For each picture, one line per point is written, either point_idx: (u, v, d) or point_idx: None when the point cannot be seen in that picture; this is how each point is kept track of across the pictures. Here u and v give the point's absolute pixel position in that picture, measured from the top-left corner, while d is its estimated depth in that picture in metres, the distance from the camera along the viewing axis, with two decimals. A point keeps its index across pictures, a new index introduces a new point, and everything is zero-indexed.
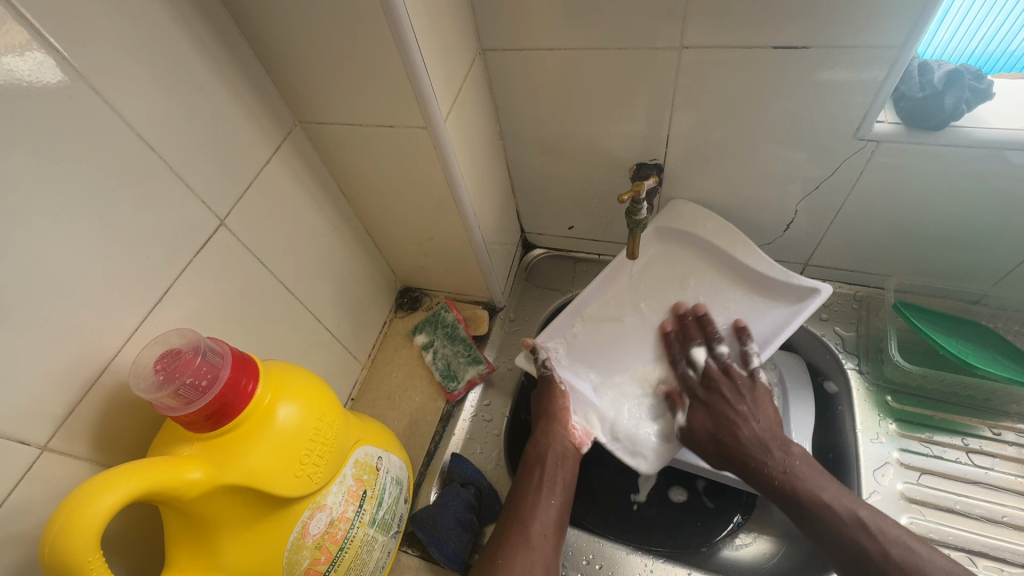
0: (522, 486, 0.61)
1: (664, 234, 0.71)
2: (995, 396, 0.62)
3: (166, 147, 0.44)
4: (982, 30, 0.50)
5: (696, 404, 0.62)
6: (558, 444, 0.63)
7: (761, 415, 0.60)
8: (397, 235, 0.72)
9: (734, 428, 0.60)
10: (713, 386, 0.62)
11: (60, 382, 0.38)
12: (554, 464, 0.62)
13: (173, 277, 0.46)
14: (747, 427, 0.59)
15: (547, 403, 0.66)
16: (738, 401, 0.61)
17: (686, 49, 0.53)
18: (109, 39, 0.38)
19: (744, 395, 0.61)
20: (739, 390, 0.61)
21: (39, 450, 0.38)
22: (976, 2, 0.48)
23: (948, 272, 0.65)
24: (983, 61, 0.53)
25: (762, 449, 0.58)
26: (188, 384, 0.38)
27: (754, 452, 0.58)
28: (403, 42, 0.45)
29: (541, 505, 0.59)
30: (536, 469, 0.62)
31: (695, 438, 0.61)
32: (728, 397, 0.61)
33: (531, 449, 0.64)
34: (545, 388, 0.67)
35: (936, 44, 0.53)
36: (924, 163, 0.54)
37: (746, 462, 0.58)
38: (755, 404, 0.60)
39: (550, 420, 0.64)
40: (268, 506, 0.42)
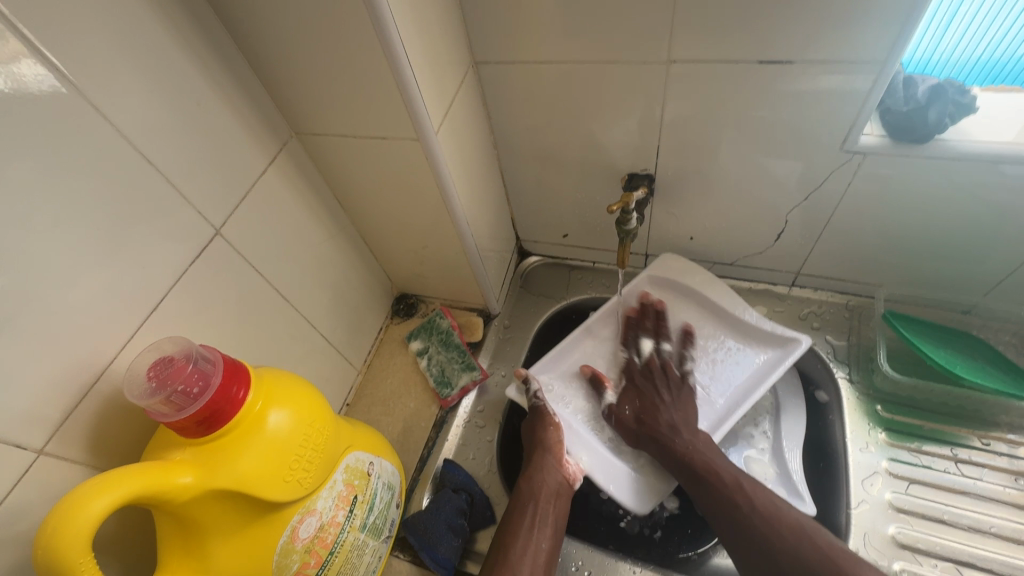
0: (513, 524, 0.59)
1: (656, 283, 0.76)
2: (984, 406, 0.62)
3: (164, 158, 0.45)
4: (988, 36, 0.49)
5: (630, 391, 0.69)
6: (553, 480, 0.62)
7: (684, 404, 0.65)
8: (392, 243, 0.73)
9: (654, 412, 0.65)
10: (650, 374, 0.69)
11: (57, 387, 0.40)
12: (545, 501, 0.60)
13: (169, 285, 0.47)
14: (666, 412, 0.64)
15: (542, 435, 0.65)
16: (665, 391, 0.67)
17: (674, 63, 0.54)
18: (108, 55, 0.40)
19: (671, 388, 0.67)
20: (668, 382, 0.68)
21: (34, 454, 0.39)
22: (983, 9, 0.46)
23: (938, 282, 0.65)
24: (989, 66, 0.52)
25: (671, 429, 0.63)
26: (180, 391, 0.39)
27: (665, 435, 0.63)
28: (394, 57, 0.46)
29: (530, 546, 0.57)
30: (528, 506, 0.60)
31: (620, 417, 0.67)
32: (659, 387, 0.67)
33: (525, 483, 0.62)
34: (539, 420, 0.67)
35: (941, 49, 0.52)
36: (911, 174, 0.55)
37: (656, 437, 0.63)
38: (677, 396, 0.66)
39: (544, 451, 0.64)
40: (257, 511, 0.42)
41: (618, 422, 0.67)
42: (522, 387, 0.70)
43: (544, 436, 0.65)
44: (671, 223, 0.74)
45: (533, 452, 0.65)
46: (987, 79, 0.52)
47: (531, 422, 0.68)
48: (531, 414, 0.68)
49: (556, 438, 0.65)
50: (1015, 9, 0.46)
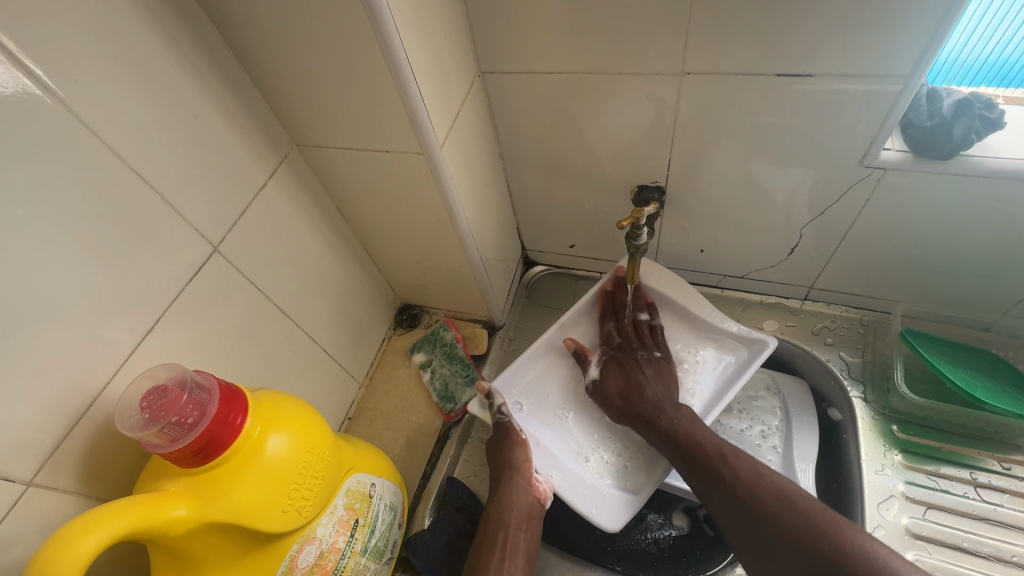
0: (485, 553, 0.56)
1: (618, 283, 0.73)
2: (1005, 429, 0.60)
3: (160, 176, 0.44)
4: (997, 35, 0.47)
5: (610, 364, 0.67)
6: (523, 501, 0.60)
7: (665, 383, 0.63)
8: (395, 254, 0.71)
9: (638, 389, 0.63)
10: (627, 344, 0.67)
11: (47, 416, 0.38)
12: (517, 524, 0.58)
13: (165, 305, 0.46)
14: (651, 389, 0.62)
15: (508, 458, 0.63)
16: (644, 364, 0.65)
17: (687, 74, 0.52)
18: (102, 72, 0.38)
19: (652, 362, 0.65)
20: (648, 359, 0.65)
21: (23, 486, 0.37)
22: (991, 7, 0.45)
23: (958, 298, 0.64)
24: (998, 66, 0.50)
25: (657, 407, 0.61)
26: (174, 422, 0.38)
27: (650, 412, 0.61)
28: (399, 70, 0.45)
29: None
30: (500, 533, 0.58)
31: (603, 394, 0.65)
32: (637, 359, 0.65)
33: (495, 508, 0.59)
34: (505, 441, 0.64)
35: (949, 49, 0.50)
36: (933, 190, 0.53)
37: (643, 415, 0.61)
38: (659, 369, 0.64)
39: (514, 475, 0.61)
40: (255, 542, 0.41)
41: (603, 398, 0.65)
42: (484, 403, 0.68)
43: (510, 457, 0.63)
44: (681, 235, 0.72)
45: (499, 476, 0.62)
46: (996, 79, 0.51)
47: (494, 442, 0.66)
48: (494, 434, 0.66)
49: (526, 457, 0.63)
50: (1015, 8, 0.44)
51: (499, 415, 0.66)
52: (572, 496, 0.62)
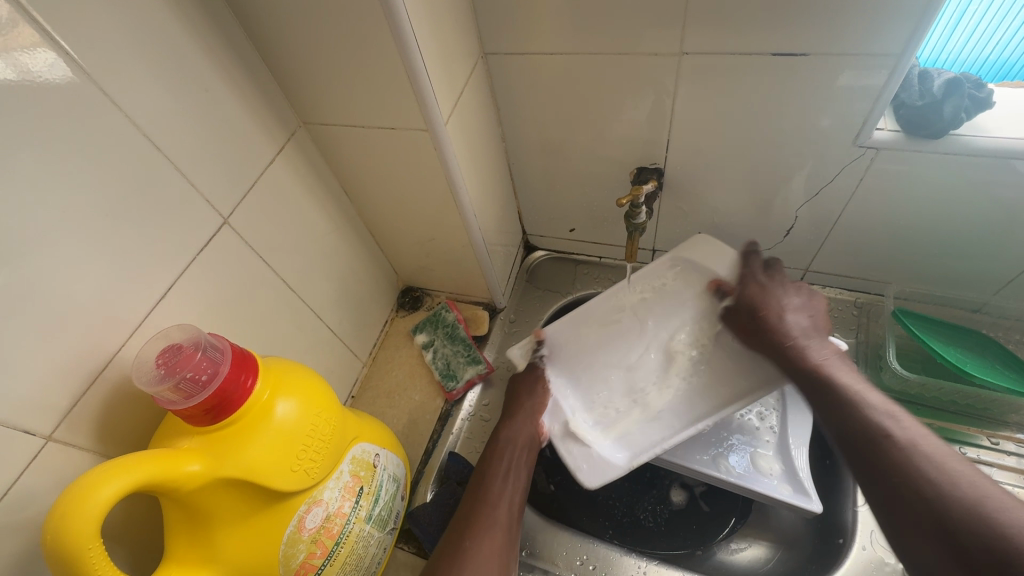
0: (493, 463, 0.60)
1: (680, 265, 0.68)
2: (994, 406, 0.62)
3: (172, 147, 0.45)
4: (997, 35, 0.49)
5: (750, 289, 0.63)
6: (529, 430, 0.62)
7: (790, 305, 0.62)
8: (398, 235, 0.73)
9: (780, 314, 0.61)
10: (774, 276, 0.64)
11: (64, 375, 0.39)
12: (522, 451, 0.61)
13: (177, 274, 0.47)
14: (794, 316, 0.61)
15: (522, 398, 0.65)
16: (793, 292, 0.63)
17: (686, 55, 0.54)
18: (118, 43, 0.39)
19: (786, 290, 0.63)
20: (785, 287, 0.64)
21: (43, 440, 0.39)
22: (989, 10, 0.47)
23: (950, 279, 0.65)
24: (997, 67, 0.52)
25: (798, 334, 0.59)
26: (189, 378, 0.39)
27: (799, 339, 0.58)
28: (405, 48, 0.46)
29: (507, 492, 0.57)
30: (506, 455, 0.60)
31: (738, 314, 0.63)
32: (783, 290, 0.63)
33: (504, 433, 0.62)
34: (525, 379, 0.67)
35: (949, 50, 0.53)
36: (925, 170, 0.54)
37: (774, 334, 0.60)
38: (804, 300, 0.63)
39: (528, 411, 0.64)
40: (263, 500, 0.42)
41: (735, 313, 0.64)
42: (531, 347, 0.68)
43: (522, 397, 0.65)
44: (678, 218, 0.73)
45: (512, 408, 0.65)
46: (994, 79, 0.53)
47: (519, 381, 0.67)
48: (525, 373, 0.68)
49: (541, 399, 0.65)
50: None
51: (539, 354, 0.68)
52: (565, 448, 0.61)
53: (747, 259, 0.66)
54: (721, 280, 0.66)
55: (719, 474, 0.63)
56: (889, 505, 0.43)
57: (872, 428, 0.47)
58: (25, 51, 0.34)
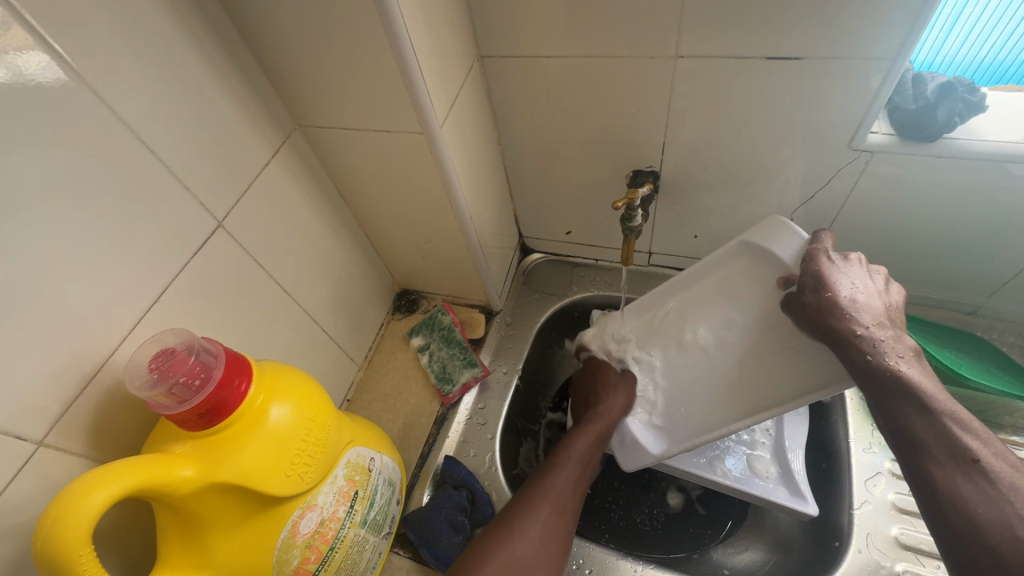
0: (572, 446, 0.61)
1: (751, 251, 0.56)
2: (989, 408, 0.62)
3: (166, 150, 0.45)
4: (992, 38, 0.50)
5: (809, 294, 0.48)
6: (613, 417, 0.64)
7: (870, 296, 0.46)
8: (394, 238, 0.73)
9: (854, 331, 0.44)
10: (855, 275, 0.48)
11: (56, 379, 0.39)
12: (592, 450, 0.61)
13: (170, 277, 0.47)
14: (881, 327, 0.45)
15: (610, 398, 0.65)
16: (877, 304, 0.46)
17: (681, 58, 0.54)
18: (111, 45, 0.39)
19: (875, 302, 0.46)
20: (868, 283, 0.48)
21: (34, 446, 0.38)
22: (986, 11, 0.47)
23: (946, 282, 0.65)
24: (990, 70, 0.52)
25: (866, 335, 0.44)
26: (182, 383, 0.39)
27: (861, 338, 0.43)
28: (400, 51, 0.46)
29: (572, 474, 0.58)
30: (581, 447, 0.61)
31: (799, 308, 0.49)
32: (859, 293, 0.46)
33: (585, 429, 0.62)
34: (610, 382, 0.67)
35: (944, 53, 0.53)
36: (920, 174, 0.54)
37: (847, 343, 0.44)
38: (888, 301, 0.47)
39: (608, 412, 0.64)
40: (257, 505, 0.42)
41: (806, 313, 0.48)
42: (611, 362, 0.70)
43: (607, 398, 0.65)
44: (675, 221, 0.73)
45: (593, 408, 0.65)
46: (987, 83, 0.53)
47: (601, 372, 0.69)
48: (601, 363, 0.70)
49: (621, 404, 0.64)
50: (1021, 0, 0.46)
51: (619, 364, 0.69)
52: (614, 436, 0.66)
53: (814, 245, 0.50)
54: (790, 272, 0.52)
55: (716, 477, 0.63)
56: (957, 538, 0.36)
57: (950, 448, 0.39)
58: (18, 51, 0.34)
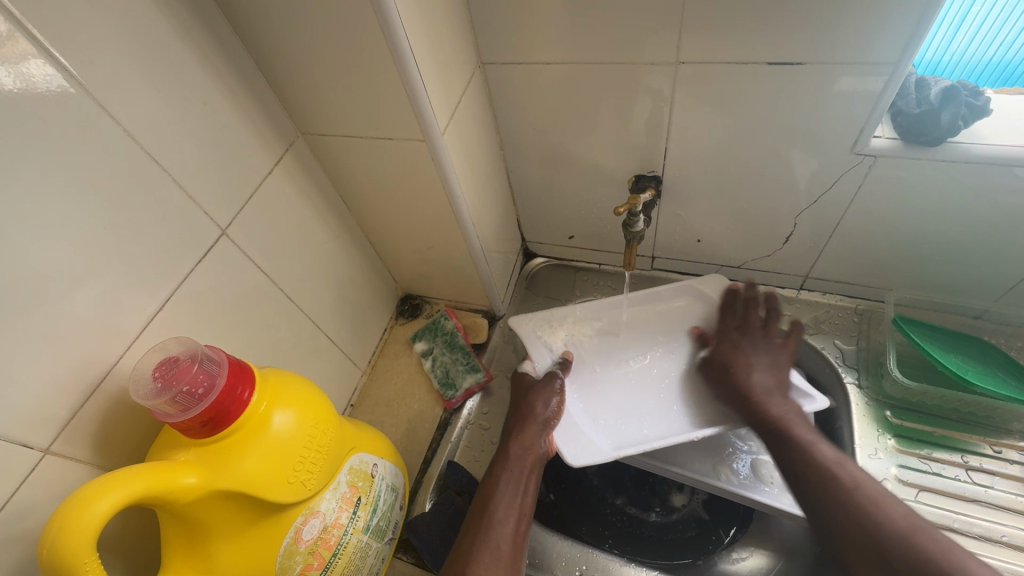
0: (504, 477, 0.57)
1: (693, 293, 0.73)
2: (996, 414, 0.61)
3: (170, 159, 0.45)
4: (1000, 36, 0.49)
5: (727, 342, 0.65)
6: (540, 448, 0.60)
7: (773, 356, 0.62)
8: (397, 244, 0.73)
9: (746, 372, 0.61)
10: (746, 330, 0.65)
11: (62, 388, 0.40)
12: (530, 467, 0.59)
13: (175, 285, 0.47)
14: (760, 373, 0.60)
15: (536, 408, 0.62)
16: (760, 353, 0.62)
17: (682, 64, 0.54)
18: (115, 57, 0.39)
19: (766, 350, 0.63)
20: (759, 341, 0.64)
21: (40, 453, 0.39)
22: (992, 10, 0.47)
23: (951, 285, 0.65)
24: (1001, 68, 0.52)
25: (765, 388, 0.59)
26: (185, 392, 0.39)
27: (760, 395, 0.59)
28: (401, 59, 0.46)
29: (516, 508, 0.55)
30: (514, 469, 0.58)
31: (710, 366, 0.64)
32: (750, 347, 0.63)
33: (514, 447, 0.60)
34: (539, 389, 0.64)
35: (952, 51, 0.52)
36: (925, 177, 0.54)
37: (732, 386, 0.60)
38: (774, 355, 0.62)
39: (539, 424, 0.61)
40: (261, 512, 0.42)
41: (708, 368, 0.64)
42: (554, 364, 0.68)
43: (535, 407, 0.62)
44: (677, 225, 0.73)
45: (519, 418, 0.62)
46: (998, 84, 0.53)
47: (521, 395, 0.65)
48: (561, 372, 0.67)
49: (555, 413, 0.62)
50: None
51: (560, 369, 0.66)
52: (557, 433, 0.62)
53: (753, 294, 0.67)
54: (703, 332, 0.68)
55: (716, 482, 0.64)
56: (837, 543, 0.47)
57: (820, 469, 0.51)
58: (24, 62, 0.35)
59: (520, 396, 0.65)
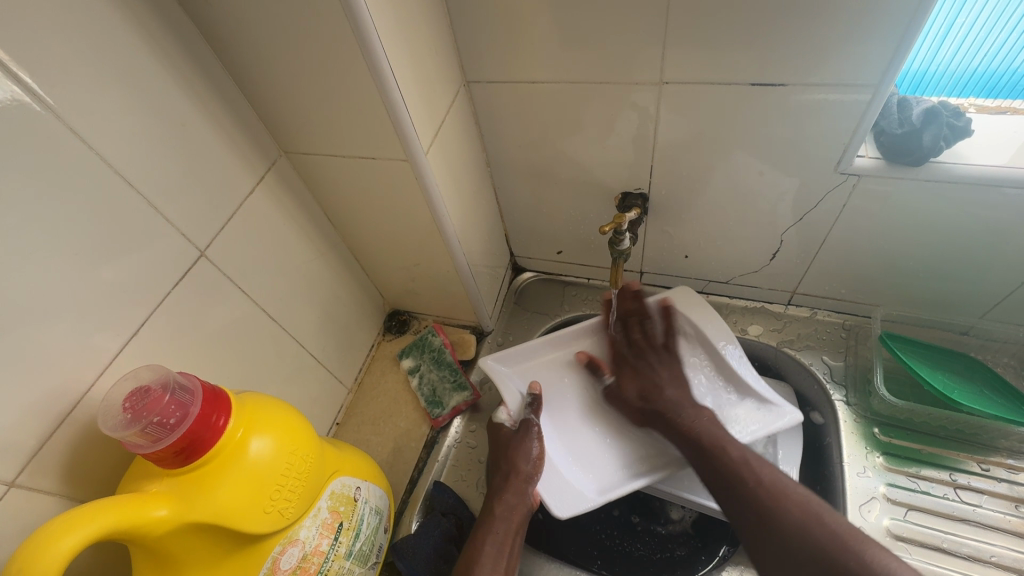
0: (485, 543, 0.56)
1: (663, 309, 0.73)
2: (983, 431, 0.61)
3: (146, 180, 0.44)
4: (985, 47, 0.48)
5: (624, 369, 0.68)
6: (523, 505, 0.59)
7: (676, 377, 0.65)
8: (383, 260, 0.72)
9: (657, 387, 0.64)
10: (642, 352, 0.68)
11: (29, 418, 0.38)
12: (516, 526, 0.58)
13: (151, 309, 0.46)
14: (668, 388, 0.64)
15: (518, 463, 0.61)
16: (658, 366, 0.66)
17: (666, 84, 0.54)
18: (87, 79, 0.39)
19: (665, 363, 0.67)
20: (661, 359, 0.67)
21: (5, 487, 0.38)
22: (978, 19, 0.46)
23: (936, 302, 0.65)
24: (986, 78, 0.51)
25: (671, 401, 0.62)
26: (156, 422, 0.38)
27: (672, 411, 0.62)
28: (381, 78, 0.45)
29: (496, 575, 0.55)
30: (499, 529, 0.58)
31: (621, 396, 0.66)
32: (653, 363, 0.67)
33: (500, 507, 0.59)
34: (518, 442, 0.62)
35: (937, 61, 0.51)
36: (908, 196, 0.54)
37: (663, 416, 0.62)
38: (672, 369, 0.66)
39: (523, 481, 0.60)
40: (236, 545, 0.41)
41: (615, 399, 0.67)
42: (525, 404, 0.67)
43: (518, 463, 0.61)
44: (664, 241, 0.73)
45: (502, 476, 0.61)
46: (983, 93, 0.52)
47: (498, 446, 0.63)
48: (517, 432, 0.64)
49: (537, 468, 0.61)
50: (1017, 14, 0.45)
51: (530, 411, 0.65)
52: (543, 482, 0.61)
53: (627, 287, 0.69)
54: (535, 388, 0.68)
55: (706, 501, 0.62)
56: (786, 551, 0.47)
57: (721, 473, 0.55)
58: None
59: (500, 450, 0.63)
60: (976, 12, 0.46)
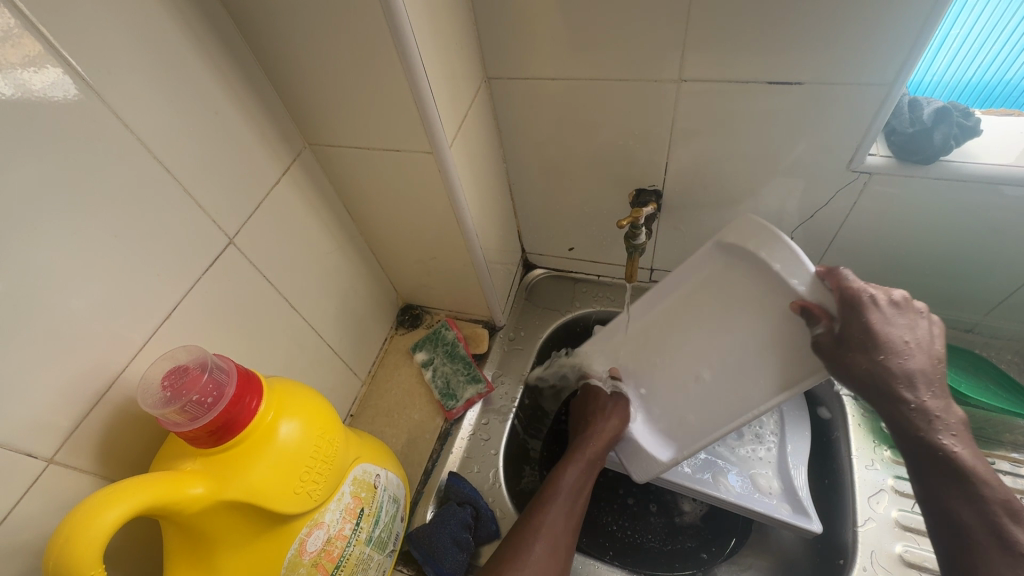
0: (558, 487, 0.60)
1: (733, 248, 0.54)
2: (989, 425, 0.63)
3: (180, 168, 0.45)
4: (979, 57, 0.50)
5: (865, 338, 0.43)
6: (597, 453, 0.63)
7: (936, 363, 0.44)
8: (399, 253, 0.73)
9: (896, 378, 0.44)
10: (885, 314, 0.44)
11: (67, 398, 0.39)
12: (588, 473, 0.62)
13: (182, 295, 0.47)
14: (916, 385, 0.44)
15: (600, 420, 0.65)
16: (913, 346, 0.44)
17: (685, 81, 0.55)
18: (129, 68, 0.40)
19: (922, 339, 0.44)
20: (919, 335, 0.44)
21: (44, 463, 0.38)
22: (972, 32, 0.49)
23: (943, 300, 0.66)
24: (980, 87, 0.53)
25: (907, 377, 0.44)
26: (194, 401, 0.39)
27: (920, 419, 0.44)
28: (412, 72, 0.47)
29: (565, 512, 0.58)
30: (576, 473, 0.62)
31: (848, 372, 0.44)
32: (904, 337, 0.44)
33: (577, 453, 0.63)
34: (605, 404, 0.67)
35: (933, 71, 0.54)
36: (917, 195, 0.56)
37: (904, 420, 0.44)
38: (920, 347, 0.44)
39: (603, 436, 0.64)
40: (264, 525, 0.42)
41: (831, 361, 0.45)
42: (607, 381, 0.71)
43: (598, 420, 0.65)
44: (677, 238, 0.74)
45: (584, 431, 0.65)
46: (979, 102, 0.55)
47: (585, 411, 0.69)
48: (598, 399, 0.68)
49: (614, 425, 0.65)
50: (1012, 24, 0.47)
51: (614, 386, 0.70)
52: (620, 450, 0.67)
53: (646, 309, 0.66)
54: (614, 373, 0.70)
55: (717, 494, 0.64)
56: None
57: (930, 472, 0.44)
58: (28, 68, 0.34)
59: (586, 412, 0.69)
60: (970, 26, 0.48)
